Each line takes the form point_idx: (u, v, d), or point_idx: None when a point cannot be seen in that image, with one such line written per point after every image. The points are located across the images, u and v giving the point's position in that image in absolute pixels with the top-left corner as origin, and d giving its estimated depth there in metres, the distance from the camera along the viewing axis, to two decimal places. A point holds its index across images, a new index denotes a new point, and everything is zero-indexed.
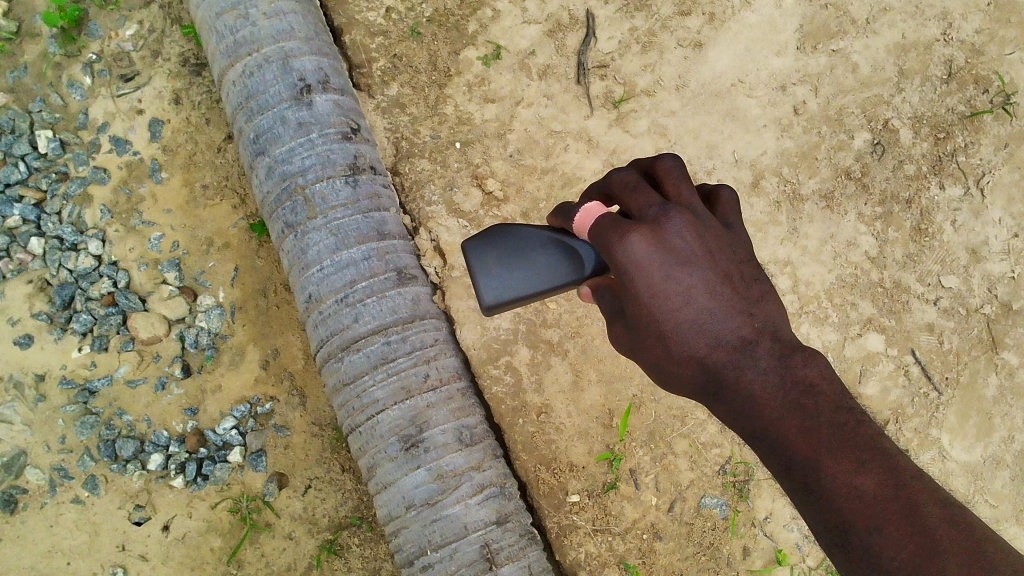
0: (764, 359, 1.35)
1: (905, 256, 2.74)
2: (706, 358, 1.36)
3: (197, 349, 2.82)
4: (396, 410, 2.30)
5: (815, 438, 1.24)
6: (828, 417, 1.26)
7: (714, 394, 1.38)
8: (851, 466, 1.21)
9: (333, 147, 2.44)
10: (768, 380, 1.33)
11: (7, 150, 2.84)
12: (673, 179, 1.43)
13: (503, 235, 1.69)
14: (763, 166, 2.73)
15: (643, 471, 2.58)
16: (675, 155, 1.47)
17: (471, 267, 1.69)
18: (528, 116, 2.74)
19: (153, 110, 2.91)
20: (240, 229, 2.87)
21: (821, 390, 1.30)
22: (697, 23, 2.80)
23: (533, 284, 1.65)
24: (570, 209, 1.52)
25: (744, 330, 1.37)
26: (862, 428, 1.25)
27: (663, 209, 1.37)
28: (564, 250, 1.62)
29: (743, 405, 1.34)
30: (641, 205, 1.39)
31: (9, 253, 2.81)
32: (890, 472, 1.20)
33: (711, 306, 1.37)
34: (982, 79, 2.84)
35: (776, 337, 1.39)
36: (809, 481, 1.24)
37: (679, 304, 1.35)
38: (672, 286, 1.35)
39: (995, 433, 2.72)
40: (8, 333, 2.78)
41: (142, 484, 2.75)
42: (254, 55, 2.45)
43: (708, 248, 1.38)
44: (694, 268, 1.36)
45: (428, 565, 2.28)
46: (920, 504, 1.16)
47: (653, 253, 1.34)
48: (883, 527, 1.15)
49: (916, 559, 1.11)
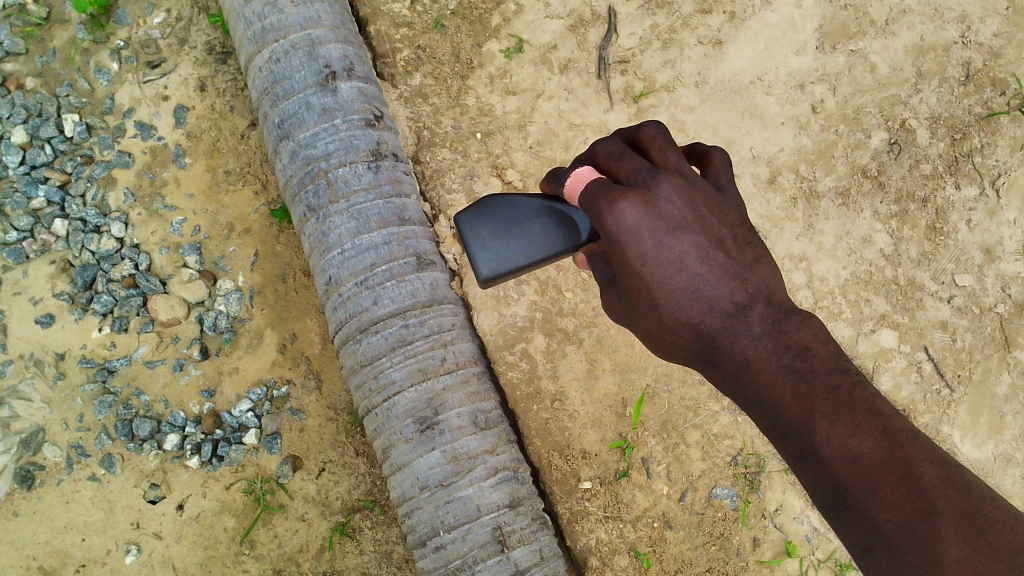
0: (757, 324, 1.39)
1: (919, 254, 2.76)
2: (700, 325, 1.41)
3: (215, 332, 2.85)
4: (413, 392, 2.33)
5: (810, 403, 1.28)
6: (821, 380, 1.31)
7: (710, 361, 1.42)
8: (846, 429, 1.25)
9: (357, 132, 2.47)
10: (762, 345, 1.37)
11: (34, 133, 2.89)
12: (659, 145, 1.47)
13: (496, 208, 1.73)
14: (780, 163, 2.75)
15: (655, 460, 2.60)
16: (659, 124, 1.51)
17: (466, 241, 1.73)
18: (549, 109, 2.77)
19: (178, 96, 2.95)
20: (261, 214, 2.91)
21: (814, 354, 1.35)
22: (718, 21, 2.84)
23: (530, 254, 1.70)
24: (562, 174, 1.55)
25: (737, 296, 1.41)
26: (857, 390, 1.30)
27: (652, 173, 1.40)
28: (557, 218, 1.66)
29: (736, 370, 1.38)
30: (630, 170, 1.43)
31: (33, 233, 2.86)
32: (885, 434, 1.24)
33: (702, 271, 1.40)
34: (1000, 81, 2.87)
35: (770, 302, 1.43)
36: (803, 445, 1.28)
37: (670, 272, 1.39)
38: (662, 252, 1.38)
39: (1006, 431, 2.73)
40: (31, 311, 2.82)
41: (158, 463, 2.78)
42: (280, 41, 2.49)
43: (699, 213, 1.41)
44: (685, 234, 1.39)
45: (441, 545, 2.30)
46: (916, 465, 1.20)
47: (643, 220, 1.37)
48: (878, 489, 1.19)
49: (913, 520, 1.16)
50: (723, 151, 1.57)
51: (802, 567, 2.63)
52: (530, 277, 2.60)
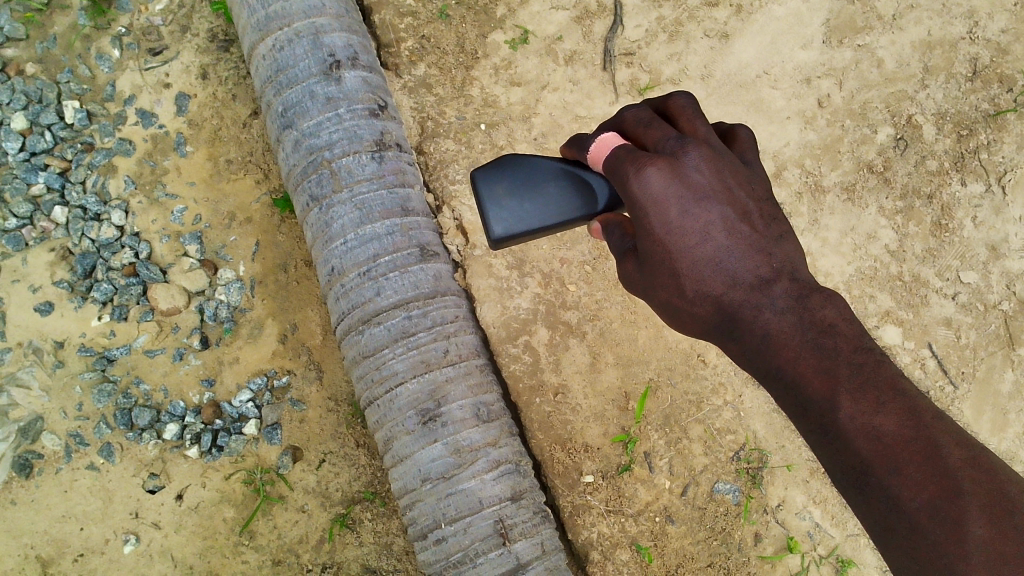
0: (780, 299, 1.41)
1: (924, 250, 2.75)
2: (722, 297, 1.42)
3: (216, 322, 2.83)
4: (415, 383, 2.32)
5: (834, 379, 1.31)
6: (846, 359, 1.33)
7: (731, 334, 1.45)
8: (870, 406, 1.28)
9: (361, 122, 2.45)
10: (785, 319, 1.40)
11: (34, 119, 2.87)
12: (688, 115, 1.48)
13: (512, 167, 1.70)
14: (785, 157, 2.74)
15: (658, 454, 2.59)
16: (688, 94, 1.52)
17: (480, 197, 1.69)
18: (553, 100, 2.76)
19: (180, 84, 2.93)
20: (263, 204, 2.89)
21: (839, 332, 1.36)
22: (725, 15, 2.82)
23: (544, 217, 1.68)
24: (586, 139, 1.56)
25: (761, 270, 1.42)
26: (881, 369, 1.33)
27: (681, 142, 1.41)
28: (577, 184, 1.66)
29: (758, 343, 1.41)
30: (657, 137, 1.44)
31: (32, 220, 2.84)
32: (909, 413, 1.27)
33: (727, 243, 1.42)
34: (1007, 78, 2.86)
35: (794, 278, 1.44)
36: (825, 422, 1.32)
37: (694, 242, 1.40)
38: (688, 221, 1.39)
39: (1009, 429, 2.71)
40: (30, 299, 2.80)
41: (157, 453, 2.76)
42: (285, 29, 2.48)
43: (726, 185, 1.42)
44: (712, 204, 1.40)
45: (442, 538, 2.29)
46: (941, 446, 1.24)
47: (669, 187, 1.38)
48: (902, 467, 1.23)
49: (938, 500, 1.20)
50: (748, 129, 1.57)
51: (804, 563, 2.61)
52: (533, 271, 2.60)
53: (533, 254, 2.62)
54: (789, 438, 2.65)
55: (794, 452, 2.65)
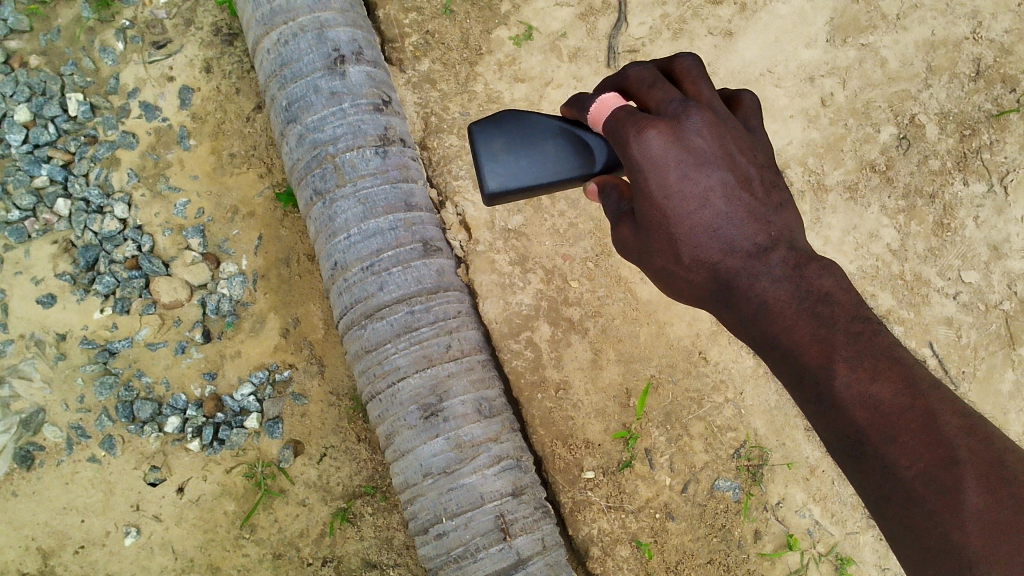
0: (778, 266, 1.43)
1: (926, 250, 2.75)
2: (718, 264, 1.44)
3: (218, 315, 2.84)
4: (417, 378, 2.32)
5: (830, 346, 1.33)
6: (843, 326, 1.35)
7: (727, 302, 1.46)
8: (867, 375, 1.30)
9: (365, 117, 2.45)
10: (782, 287, 1.42)
11: (38, 111, 2.87)
12: (693, 77, 1.50)
13: (510, 122, 1.72)
14: (788, 156, 2.75)
15: (659, 450, 2.60)
16: (695, 56, 1.53)
17: (477, 151, 1.71)
18: (557, 97, 2.77)
19: (184, 77, 2.93)
20: (265, 198, 2.89)
21: (835, 300, 1.39)
22: (728, 13, 2.83)
23: (540, 173, 1.70)
24: (587, 97, 1.58)
25: (759, 238, 1.44)
26: (878, 337, 1.35)
27: (684, 106, 1.44)
28: (573, 143, 1.69)
29: (754, 310, 1.42)
30: (660, 99, 1.47)
31: (35, 213, 2.84)
32: (906, 381, 1.29)
33: (726, 210, 1.44)
34: (1010, 78, 2.86)
35: (792, 246, 1.46)
36: (821, 390, 1.33)
37: (694, 207, 1.43)
38: (687, 186, 1.42)
39: (1011, 428, 2.71)
40: (32, 291, 2.81)
41: (158, 446, 2.77)
42: (289, 23, 2.48)
43: (726, 150, 1.45)
44: (713, 170, 1.43)
45: (443, 533, 2.30)
46: (937, 415, 1.25)
47: (669, 150, 1.41)
48: (899, 436, 1.25)
49: (934, 469, 1.21)
50: (752, 97, 1.59)
51: (803, 561, 2.61)
52: (536, 267, 2.61)
53: (536, 250, 2.63)
54: (789, 436, 2.65)
55: (795, 450, 2.65)
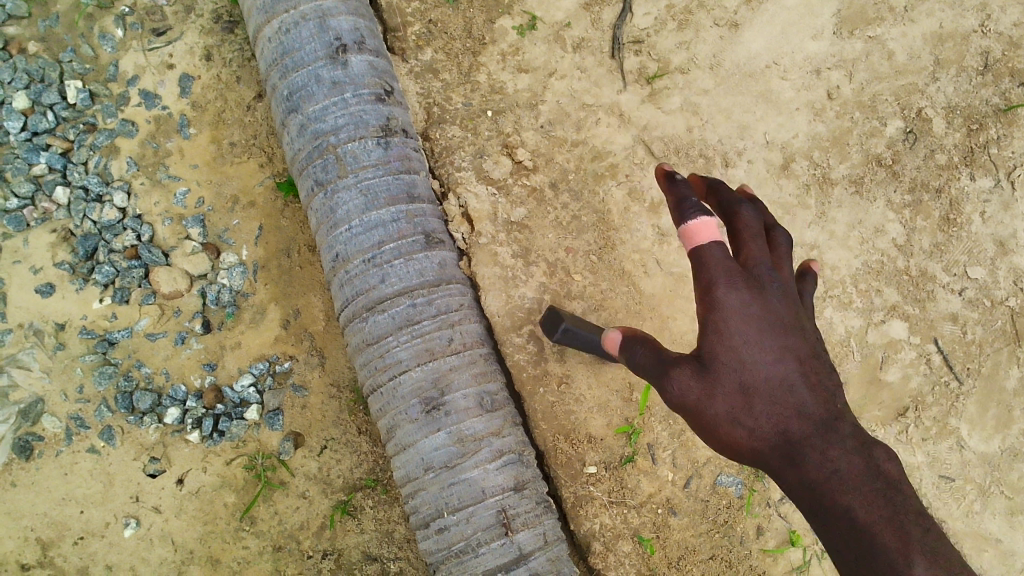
0: (811, 403, 1.47)
1: (932, 245, 2.73)
2: (751, 389, 1.50)
3: (218, 306, 2.82)
4: (419, 372, 2.31)
5: (849, 472, 1.37)
6: (859, 459, 1.39)
7: (738, 421, 1.49)
8: (879, 501, 1.33)
9: (367, 107, 2.43)
10: (812, 413, 1.46)
11: (36, 98, 2.83)
12: (783, 254, 1.65)
13: None
14: (793, 149, 2.74)
15: (661, 446, 2.59)
16: (785, 234, 1.70)
17: None
18: (561, 88, 2.74)
19: (184, 65, 2.90)
20: (266, 187, 2.87)
21: (853, 435, 1.43)
22: (735, 4, 2.79)
23: None
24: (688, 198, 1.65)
25: (789, 369, 1.51)
26: (891, 471, 1.39)
27: (771, 273, 1.60)
28: None
29: (780, 435, 1.45)
30: (754, 254, 1.61)
31: (34, 201, 2.81)
32: (914, 511, 1.33)
33: (785, 360, 1.52)
34: (1018, 72, 2.84)
35: (821, 385, 1.52)
36: (831, 501, 1.36)
37: (769, 361, 1.51)
38: (766, 345, 1.52)
39: (1014, 425, 2.70)
40: (30, 280, 2.78)
41: (158, 437, 2.75)
42: (291, 12, 2.45)
43: (796, 323, 1.58)
44: (789, 336, 1.55)
45: (444, 527, 2.29)
46: (941, 544, 1.29)
47: (751, 309, 1.54)
48: (910, 552, 1.26)
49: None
50: (813, 279, 1.77)
51: (804, 556, 2.63)
52: (538, 259, 2.61)
53: (539, 243, 2.63)
54: None
55: None
